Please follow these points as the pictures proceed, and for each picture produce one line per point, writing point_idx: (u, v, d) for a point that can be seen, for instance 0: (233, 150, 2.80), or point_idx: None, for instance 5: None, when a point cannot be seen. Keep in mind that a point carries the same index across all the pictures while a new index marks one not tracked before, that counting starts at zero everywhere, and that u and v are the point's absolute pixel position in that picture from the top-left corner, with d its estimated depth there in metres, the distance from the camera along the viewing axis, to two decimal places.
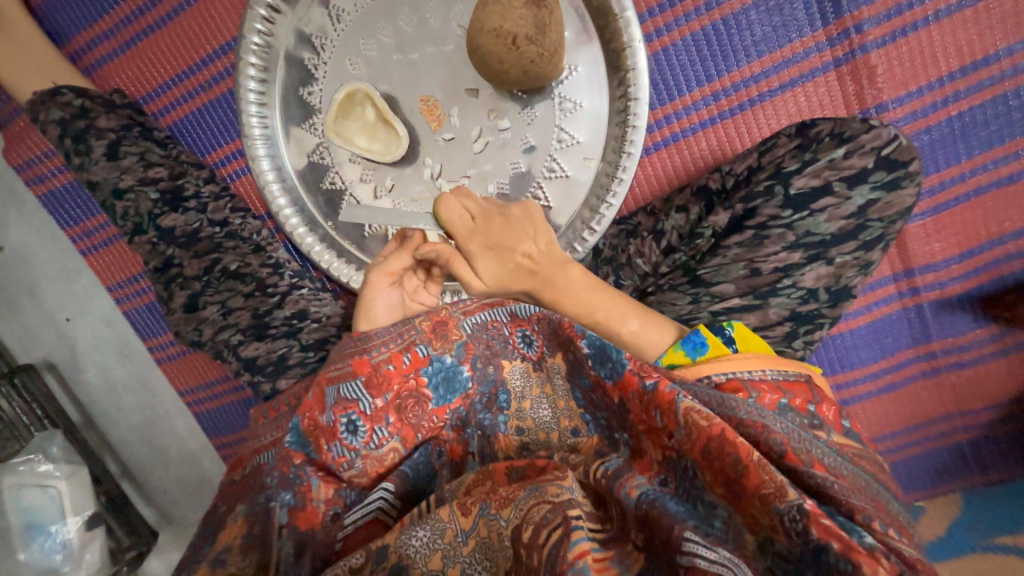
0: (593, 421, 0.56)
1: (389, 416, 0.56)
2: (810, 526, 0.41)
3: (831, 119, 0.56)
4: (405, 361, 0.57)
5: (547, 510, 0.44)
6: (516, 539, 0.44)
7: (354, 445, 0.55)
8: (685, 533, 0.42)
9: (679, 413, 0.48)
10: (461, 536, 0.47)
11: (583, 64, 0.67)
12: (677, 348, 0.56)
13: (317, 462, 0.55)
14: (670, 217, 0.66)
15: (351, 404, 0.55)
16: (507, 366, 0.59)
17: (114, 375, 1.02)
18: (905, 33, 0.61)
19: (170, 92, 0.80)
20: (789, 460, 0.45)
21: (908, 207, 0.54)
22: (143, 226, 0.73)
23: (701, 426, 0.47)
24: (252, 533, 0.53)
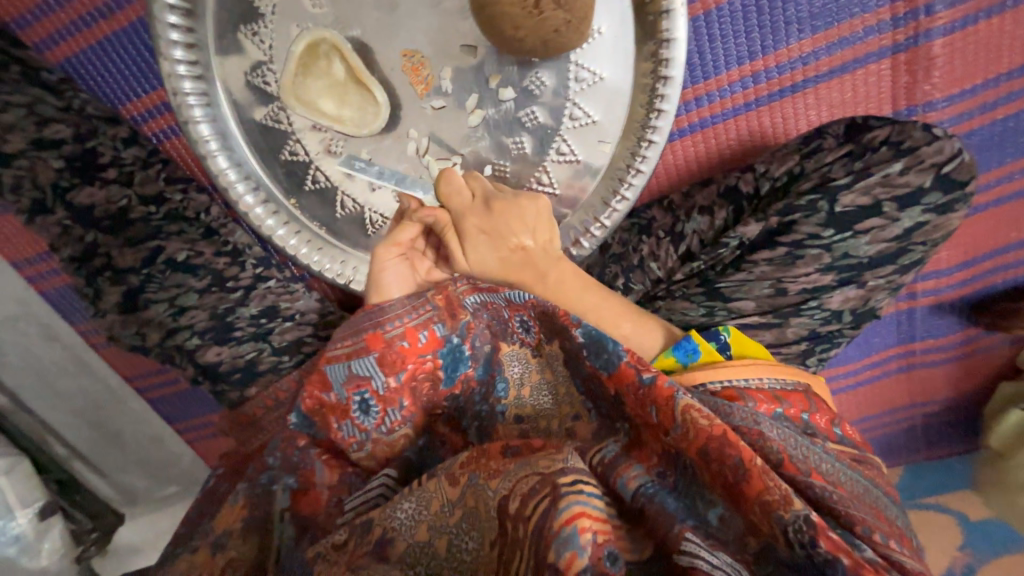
0: (594, 411, 0.52)
1: (403, 400, 0.53)
2: (816, 538, 0.38)
3: (889, 125, 0.50)
4: (421, 339, 0.53)
5: (536, 481, 0.41)
6: (503, 508, 0.41)
7: (366, 425, 0.52)
8: (687, 533, 0.40)
9: (677, 410, 0.44)
10: (447, 506, 0.44)
11: (608, 26, 0.55)
12: (667, 354, 0.53)
13: (324, 445, 0.54)
14: (691, 218, 0.60)
15: (364, 381, 0.52)
16: (505, 349, 0.54)
17: (43, 357, 0.89)
18: (974, 20, 0.53)
19: (53, 15, 0.60)
20: (789, 470, 0.43)
21: (953, 231, 0.50)
22: (48, 204, 0.57)
23: (700, 427, 0.43)
24: (249, 524, 0.51)
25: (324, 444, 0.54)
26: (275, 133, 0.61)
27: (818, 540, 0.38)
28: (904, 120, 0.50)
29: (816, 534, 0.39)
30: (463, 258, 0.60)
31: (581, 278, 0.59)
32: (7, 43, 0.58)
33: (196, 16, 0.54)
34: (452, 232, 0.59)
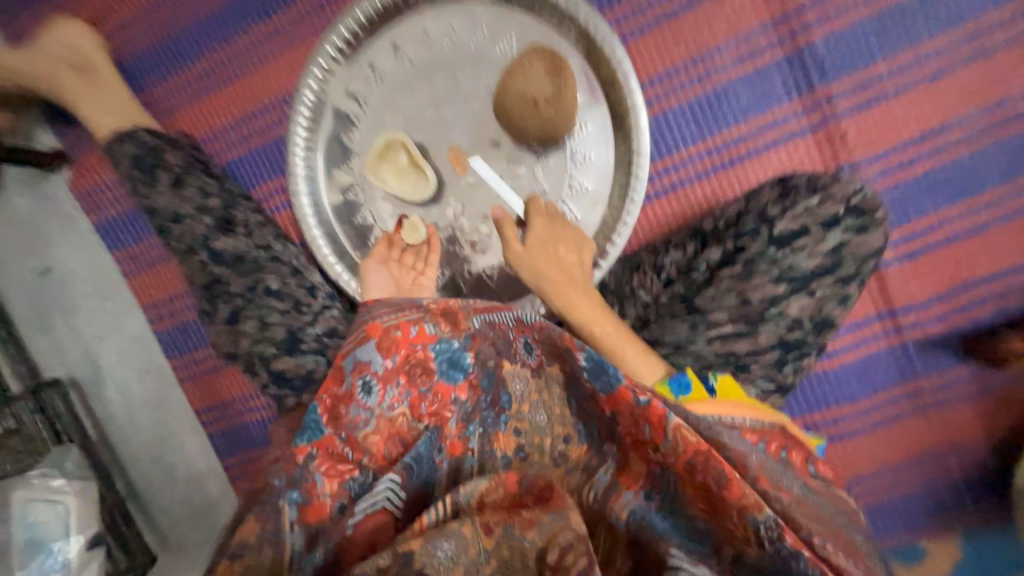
0: (584, 431, 0.53)
1: (399, 379, 0.56)
2: (783, 536, 0.40)
3: (805, 173, 0.65)
4: (413, 332, 0.57)
5: (572, 536, 0.42)
6: (542, 561, 0.42)
7: (370, 404, 0.55)
8: (672, 552, 0.43)
9: (669, 430, 0.45)
10: (484, 555, 0.43)
11: (592, 122, 0.76)
12: (662, 383, 0.60)
13: (323, 453, 0.53)
14: (669, 252, 0.72)
15: (366, 367, 0.55)
16: (507, 367, 0.56)
17: (134, 392, 1.05)
18: (869, 106, 0.71)
19: (227, 135, 0.91)
20: (764, 485, 0.44)
21: (876, 248, 0.62)
22: (195, 248, 0.80)
23: (690, 442, 0.44)
24: (262, 514, 0.49)
25: (322, 454, 0.53)
26: (353, 203, 0.84)
27: (782, 537, 0.40)
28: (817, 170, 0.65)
29: (783, 530, 0.40)
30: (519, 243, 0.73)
31: (600, 301, 0.72)
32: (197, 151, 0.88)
33: (316, 130, 0.82)
34: (511, 226, 0.74)
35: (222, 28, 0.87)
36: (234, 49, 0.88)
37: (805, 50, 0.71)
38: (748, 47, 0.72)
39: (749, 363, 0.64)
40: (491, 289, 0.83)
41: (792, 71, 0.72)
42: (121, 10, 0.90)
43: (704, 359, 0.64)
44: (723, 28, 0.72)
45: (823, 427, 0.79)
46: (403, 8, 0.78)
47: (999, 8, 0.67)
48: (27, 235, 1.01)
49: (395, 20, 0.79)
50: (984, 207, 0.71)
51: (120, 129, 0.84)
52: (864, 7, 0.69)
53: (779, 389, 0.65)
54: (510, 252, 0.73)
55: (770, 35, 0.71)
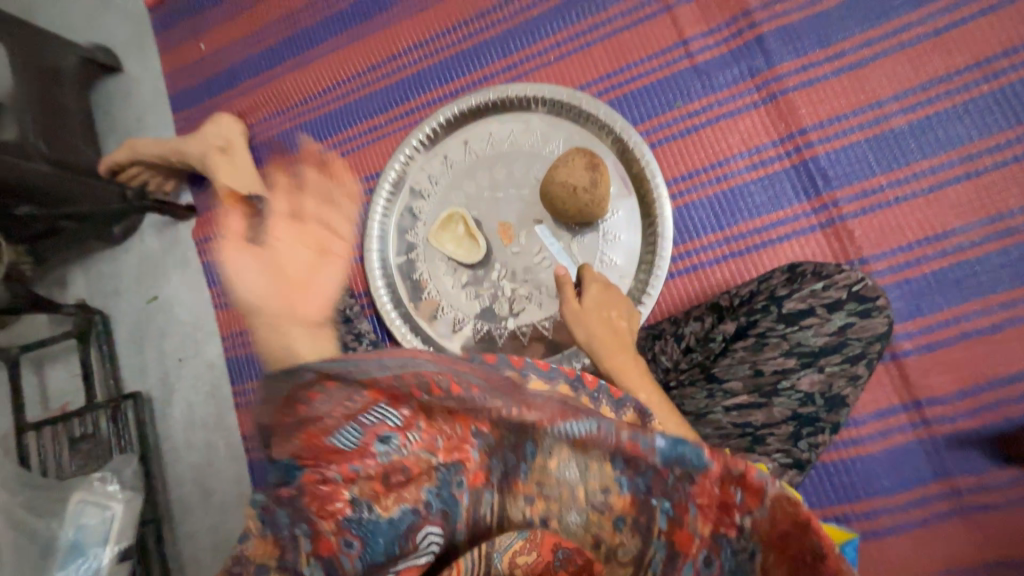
0: (628, 485, 0.41)
1: (420, 422, 0.46)
2: None
3: (813, 261, 0.72)
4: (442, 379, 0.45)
5: None
6: None
7: (393, 448, 0.45)
8: None
9: (765, 496, 0.35)
10: None
11: (623, 210, 0.89)
12: None
13: (314, 492, 0.44)
14: (689, 323, 0.78)
15: (379, 426, 0.45)
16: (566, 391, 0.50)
17: (194, 414, 1.17)
18: (873, 211, 0.80)
19: None
20: None
21: (880, 332, 0.68)
22: None
23: (789, 512, 0.34)
24: None
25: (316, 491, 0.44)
26: (414, 261, 1.00)
27: None
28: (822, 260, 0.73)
29: None
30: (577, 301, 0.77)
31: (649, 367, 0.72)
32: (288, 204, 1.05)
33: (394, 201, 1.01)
34: (572, 287, 0.78)
35: (334, 123, 1.13)
36: (341, 139, 1.12)
37: (809, 163, 0.83)
38: (759, 158, 0.85)
39: (765, 436, 0.67)
40: (524, 345, 0.93)
41: (799, 179, 0.83)
42: (263, 108, 1.18)
43: (723, 430, 0.67)
44: (738, 141, 0.86)
45: (856, 522, 0.76)
46: (476, 116, 0.99)
47: (985, 137, 0.77)
48: (149, 270, 1.24)
49: (468, 123, 0.99)
50: (998, 307, 0.74)
51: (240, 196, 1.04)
52: (860, 131, 0.81)
53: (796, 466, 0.66)
54: (567, 308, 0.77)
55: (778, 150, 0.84)
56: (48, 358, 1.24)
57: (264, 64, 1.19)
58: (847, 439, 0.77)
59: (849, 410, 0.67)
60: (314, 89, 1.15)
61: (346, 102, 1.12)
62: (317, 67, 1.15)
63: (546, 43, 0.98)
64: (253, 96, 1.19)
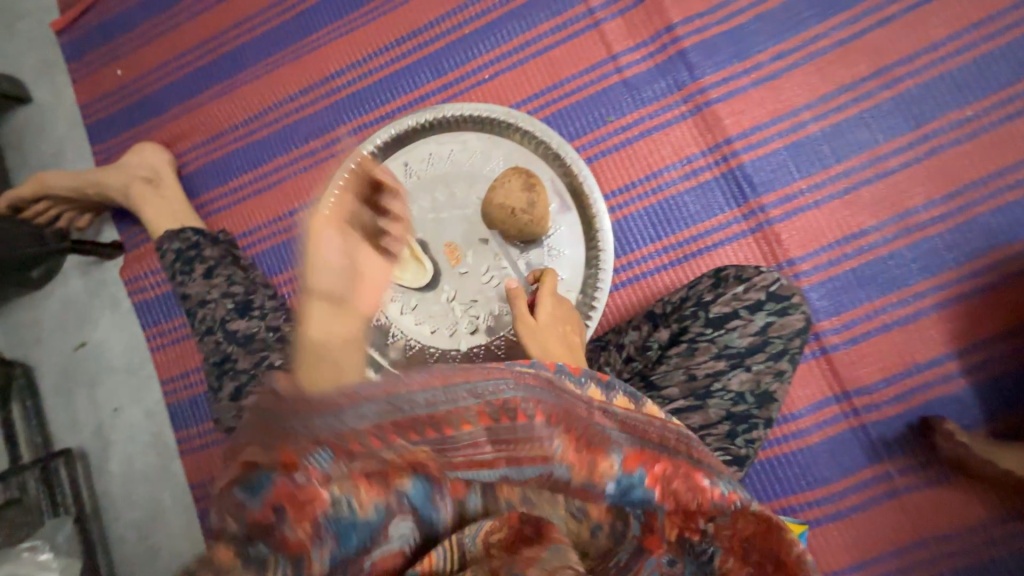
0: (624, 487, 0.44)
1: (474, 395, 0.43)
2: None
3: (733, 265, 0.75)
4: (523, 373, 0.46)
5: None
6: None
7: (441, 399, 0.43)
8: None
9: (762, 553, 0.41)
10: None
11: (564, 224, 0.90)
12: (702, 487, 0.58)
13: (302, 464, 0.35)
14: (628, 333, 0.79)
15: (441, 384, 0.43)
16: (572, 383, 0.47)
17: (136, 466, 1.09)
18: (797, 214, 0.84)
19: (258, 231, 1.07)
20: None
21: (799, 329, 0.72)
22: (213, 328, 0.88)
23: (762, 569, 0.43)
24: None
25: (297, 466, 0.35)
26: None
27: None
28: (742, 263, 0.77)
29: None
30: (530, 316, 0.74)
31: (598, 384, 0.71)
32: (223, 235, 1.01)
33: None
34: (523, 300, 0.76)
35: (268, 149, 1.08)
36: (276, 165, 1.08)
37: (736, 171, 0.86)
38: (691, 168, 0.88)
39: (703, 437, 0.68)
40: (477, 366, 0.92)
41: (727, 186, 0.86)
42: (189, 136, 1.13)
43: None
44: (669, 152, 0.89)
45: (802, 512, 0.80)
46: (413, 137, 0.98)
47: (890, 140, 0.83)
48: (74, 314, 1.15)
49: (405, 144, 0.98)
50: (912, 298, 0.80)
51: (169, 230, 0.99)
52: (780, 139, 0.85)
53: (735, 461, 0.67)
54: (521, 322, 0.73)
55: (707, 160, 0.87)
56: None
57: (189, 89, 1.13)
58: (787, 434, 0.81)
59: (778, 405, 0.69)
60: (244, 114, 1.10)
61: (279, 126, 1.08)
62: (246, 91, 1.10)
63: (479, 62, 0.98)
64: (179, 124, 1.13)
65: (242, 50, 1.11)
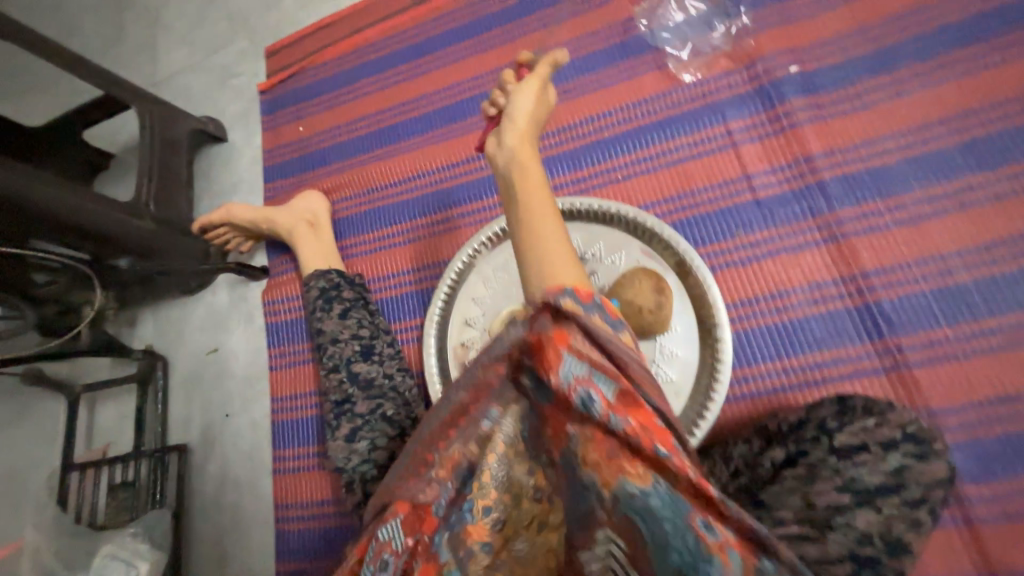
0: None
1: None
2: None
3: (865, 397, 0.72)
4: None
5: None
6: None
7: None
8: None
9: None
10: None
11: (681, 325, 0.91)
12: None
13: None
14: (738, 444, 0.79)
15: None
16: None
17: (230, 472, 1.17)
18: (940, 362, 0.80)
19: (387, 279, 1.19)
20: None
21: (943, 479, 0.63)
22: (338, 366, 0.97)
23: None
24: None
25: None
26: (469, 350, 1.03)
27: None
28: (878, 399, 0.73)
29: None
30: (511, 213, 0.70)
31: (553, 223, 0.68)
32: (359, 278, 1.12)
33: (456, 290, 1.08)
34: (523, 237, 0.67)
35: (408, 210, 1.22)
36: (413, 224, 1.21)
37: (870, 305, 0.85)
38: (820, 294, 0.88)
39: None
40: None
41: (859, 319, 0.85)
42: (345, 188, 1.30)
43: None
44: (798, 275, 0.90)
45: None
46: None
47: None
48: (215, 322, 1.31)
49: None
50: None
51: (319, 269, 1.11)
52: (922, 281, 0.84)
53: None
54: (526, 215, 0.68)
55: (839, 289, 0.87)
56: (103, 396, 1.29)
57: (352, 150, 1.33)
58: None
59: (916, 560, 0.56)
60: (394, 177, 1.26)
61: (422, 191, 1.23)
62: (401, 158, 1.27)
63: (614, 162, 1.07)
64: (339, 177, 1.32)
65: (404, 125, 1.29)
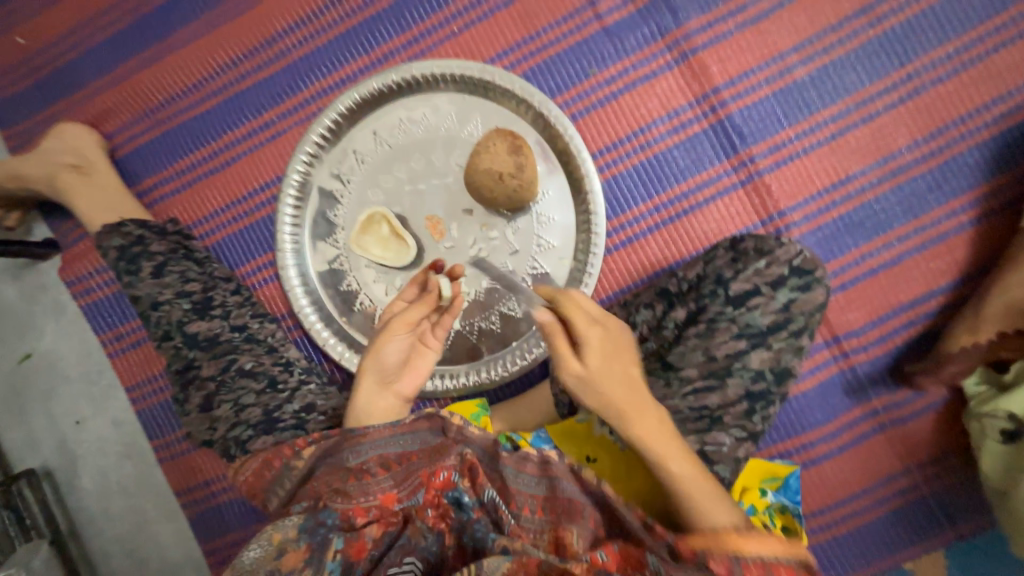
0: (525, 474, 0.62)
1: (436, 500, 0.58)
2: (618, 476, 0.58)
3: (753, 239, 0.78)
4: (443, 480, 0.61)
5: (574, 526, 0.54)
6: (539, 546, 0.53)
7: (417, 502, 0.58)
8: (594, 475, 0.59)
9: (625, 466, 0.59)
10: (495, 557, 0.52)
11: (553, 188, 0.86)
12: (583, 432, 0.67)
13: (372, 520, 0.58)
14: (640, 311, 0.79)
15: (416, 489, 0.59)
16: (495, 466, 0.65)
17: (112, 478, 1.02)
18: (787, 164, 0.83)
19: (218, 217, 0.97)
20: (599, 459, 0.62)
21: (820, 303, 0.74)
22: (171, 333, 0.82)
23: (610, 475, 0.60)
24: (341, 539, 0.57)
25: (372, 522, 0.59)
26: (338, 273, 0.91)
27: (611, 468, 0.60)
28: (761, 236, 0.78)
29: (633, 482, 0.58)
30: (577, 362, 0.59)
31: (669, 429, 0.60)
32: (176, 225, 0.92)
33: (302, 208, 0.91)
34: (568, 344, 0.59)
35: (213, 125, 0.97)
36: (227, 141, 0.97)
37: (725, 122, 0.84)
38: (679, 121, 0.84)
39: (721, 416, 0.69)
40: (472, 342, 0.88)
41: (716, 138, 0.84)
42: (118, 112, 0.99)
43: (681, 415, 0.69)
44: (656, 106, 0.85)
45: (796, 454, 0.83)
46: (379, 103, 0.89)
47: (874, 82, 0.81)
48: (12, 323, 1.03)
49: (373, 110, 0.89)
50: (895, 241, 0.81)
51: (108, 224, 0.88)
52: (767, 86, 0.83)
53: (750, 438, 0.69)
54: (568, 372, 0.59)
55: (695, 112, 0.84)
56: None
57: (108, 58, 0.98)
58: None
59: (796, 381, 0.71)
60: (180, 85, 0.97)
61: (224, 96, 0.96)
62: (180, 58, 0.97)
63: (445, 13, 0.89)
64: (103, 99, 0.99)
65: (168, 9, 0.96)
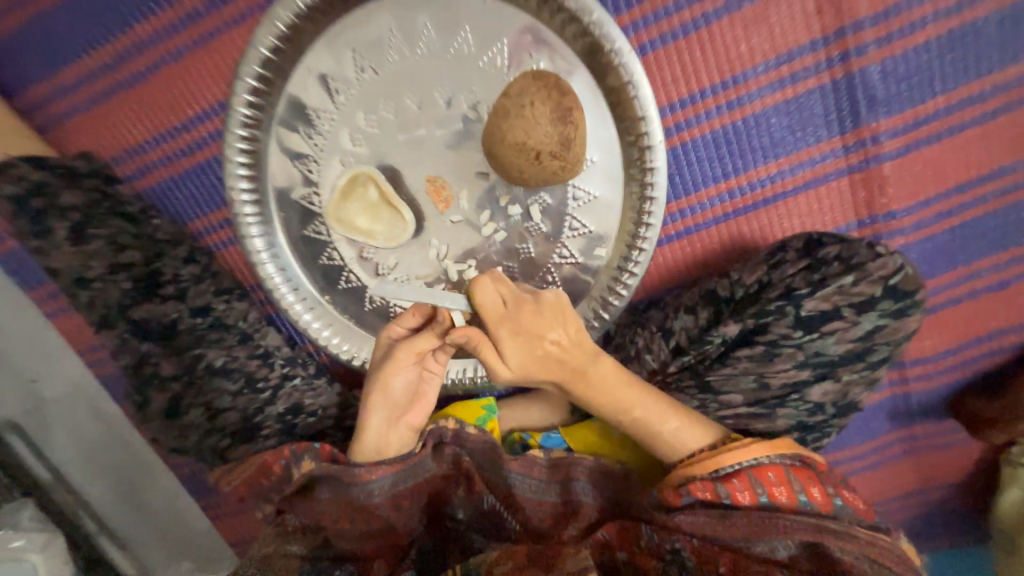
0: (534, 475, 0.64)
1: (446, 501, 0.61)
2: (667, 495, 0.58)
3: (839, 244, 0.60)
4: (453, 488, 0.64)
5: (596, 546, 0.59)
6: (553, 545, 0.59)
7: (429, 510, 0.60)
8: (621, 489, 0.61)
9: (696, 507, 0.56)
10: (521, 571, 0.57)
11: (598, 151, 0.62)
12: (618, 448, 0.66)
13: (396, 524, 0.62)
14: (679, 316, 0.66)
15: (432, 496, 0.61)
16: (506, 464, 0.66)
17: (87, 435, 0.95)
18: (918, 148, 0.61)
19: (145, 152, 0.72)
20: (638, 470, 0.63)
21: (910, 331, 0.59)
22: (113, 319, 0.68)
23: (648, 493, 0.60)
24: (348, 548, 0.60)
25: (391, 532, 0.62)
26: (317, 243, 0.69)
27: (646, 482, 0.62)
28: (850, 238, 0.60)
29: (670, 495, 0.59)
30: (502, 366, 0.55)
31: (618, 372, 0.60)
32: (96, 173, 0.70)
33: (259, 156, 0.64)
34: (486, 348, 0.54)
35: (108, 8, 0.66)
36: (134, 38, 0.67)
37: (855, 77, 0.59)
38: (790, 70, 0.59)
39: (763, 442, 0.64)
40: None
41: (835, 101, 0.60)
42: None
43: None
44: (763, 43, 0.59)
45: None
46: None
47: None
48: None
49: (351, 11, 0.59)
50: (1013, 261, 0.66)
51: None
52: (931, 25, 0.56)
53: None
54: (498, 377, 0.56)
55: (818, 57, 0.59)
56: None
57: None
58: None
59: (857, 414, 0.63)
60: None
61: None
62: None
63: None
64: None
65: None
